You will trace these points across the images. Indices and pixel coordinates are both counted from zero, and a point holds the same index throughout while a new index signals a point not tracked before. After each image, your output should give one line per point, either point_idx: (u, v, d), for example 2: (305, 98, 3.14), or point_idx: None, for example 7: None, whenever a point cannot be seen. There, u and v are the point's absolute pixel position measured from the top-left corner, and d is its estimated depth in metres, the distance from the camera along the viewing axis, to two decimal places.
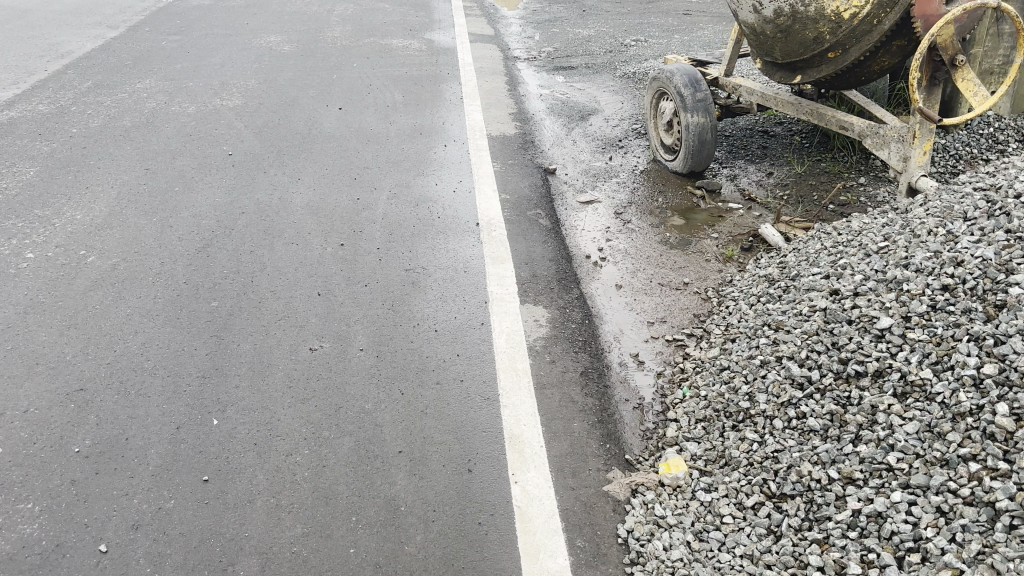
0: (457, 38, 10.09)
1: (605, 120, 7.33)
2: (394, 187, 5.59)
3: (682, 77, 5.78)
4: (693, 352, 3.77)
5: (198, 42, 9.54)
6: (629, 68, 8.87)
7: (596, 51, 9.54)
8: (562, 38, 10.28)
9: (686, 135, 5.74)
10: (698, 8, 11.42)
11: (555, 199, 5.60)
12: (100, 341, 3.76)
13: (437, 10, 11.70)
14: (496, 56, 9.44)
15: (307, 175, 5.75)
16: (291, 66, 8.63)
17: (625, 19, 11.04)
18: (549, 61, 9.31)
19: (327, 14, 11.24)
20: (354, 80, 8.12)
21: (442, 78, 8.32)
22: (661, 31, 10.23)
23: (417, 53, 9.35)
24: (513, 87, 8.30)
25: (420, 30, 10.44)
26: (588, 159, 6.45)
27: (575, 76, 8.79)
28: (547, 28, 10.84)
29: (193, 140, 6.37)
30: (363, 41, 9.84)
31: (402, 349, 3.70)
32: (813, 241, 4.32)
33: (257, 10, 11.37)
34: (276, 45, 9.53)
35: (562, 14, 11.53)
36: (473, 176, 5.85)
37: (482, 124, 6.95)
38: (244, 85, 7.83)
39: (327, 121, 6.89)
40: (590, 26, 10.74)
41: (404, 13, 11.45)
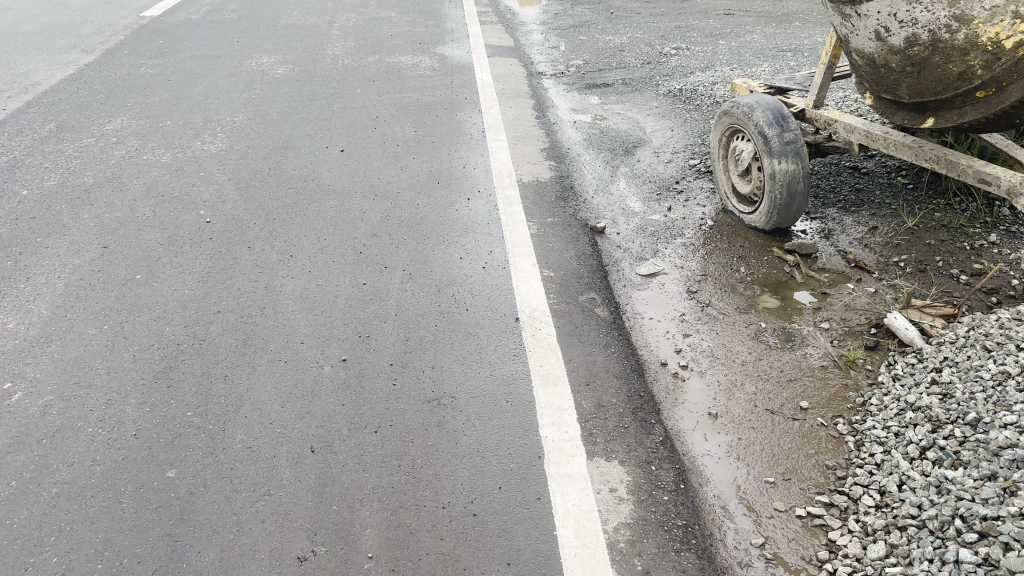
0: (472, 52, 8.97)
1: (654, 155, 6.22)
2: (410, 264, 4.51)
3: (766, 111, 4.66)
4: (842, 545, 2.68)
5: (182, 68, 8.47)
6: (673, 85, 7.74)
7: (633, 64, 8.41)
8: (591, 47, 9.14)
9: (772, 185, 4.63)
10: (740, 7, 10.24)
11: (610, 271, 4.50)
12: (7, 550, 2.69)
13: (448, 18, 10.57)
14: (517, 73, 8.32)
15: (301, 249, 4.67)
16: (286, 95, 7.55)
17: (659, 22, 9.89)
18: (580, 77, 8.19)
19: (327, 27, 10.14)
20: (357, 112, 7.04)
21: (459, 104, 7.22)
22: (703, 37, 9.08)
23: (427, 72, 8.24)
24: (541, 112, 7.20)
25: (431, 43, 9.33)
26: (641, 209, 5.35)
27: (611, 95, 7.67)
28: (573, 36, 9.71)
29: (165, 201, 5.31)
30: (367, 59, 8.75)
31: (429, 556, 2.62)
32: (984, 358, 3.27)
33: (249, 25, 10.29)
34: (268, 67, 8.45)
35: (588, 19, 10.39)
36: (507, 244, 4.75)
37: (510, 168, 5.86)
38: (229, 123, 6.75)
39: (326, 170, 5.81)
40: (621, 32, 9.60)
41: (413, 24, 10.33)
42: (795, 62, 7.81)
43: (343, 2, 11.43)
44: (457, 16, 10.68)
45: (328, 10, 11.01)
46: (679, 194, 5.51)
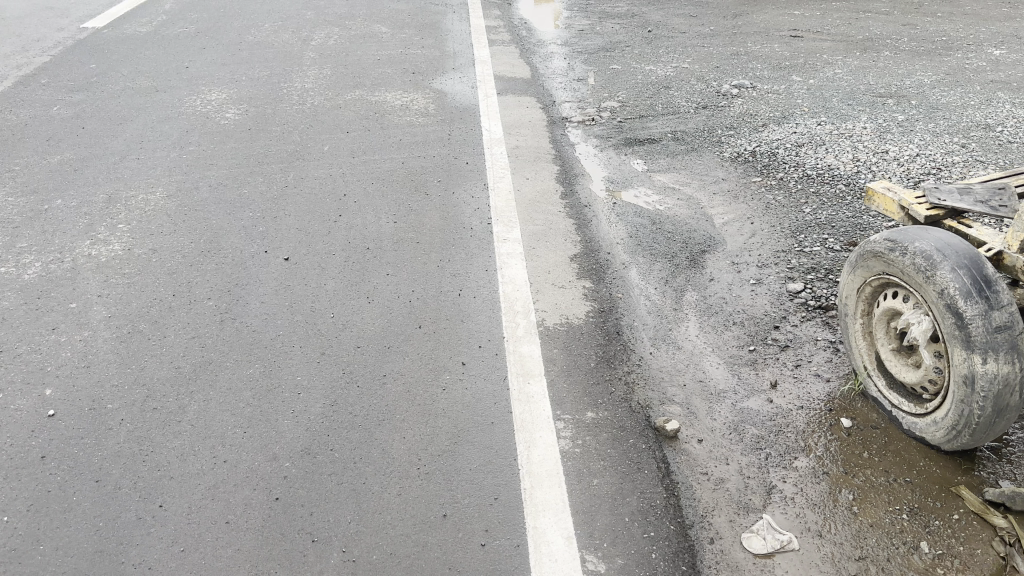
0: (477, 88, 7.11)
1: (732, 268, 4.37)
2: (358, 528, 2.66)
3: (962, 272, 2.79)
4: None
5: (107, 106, 6.65)
6: (743, 143, 5.87)
7: (686, 110, 6.55)
8: (628, 83, 7.28)
9: (969, 398, 2.79)
10: (809, 29, 8.38)
11: (699, 546, 2.65)
12: None
13: (451, 37, 8.71)
14: (534, 121, 6.47)
15: (180, 490, 2.85)
16: (228, 154, 5.69)
17: (711, 47, 8.02)
18: (617, 128, 6.33)
19: (300, 48, 8.29)
20: (318, 186, 5.20)
21: (456, 175, 5.38)
22: (769, 69, 7.21)
23: (417, 120, 6.39)
24: (567, 187, 5.35)
25: (427, 73, 7.47)
26: (729, 383, 3.49)
27: (661, 157, 5.81)
28: (604, 63, 7.84)
29: (0, 365, 3.50)
30: (345, 97, 6.91)
31: None
32: None
33: (207, 43, 8.46)
34: (215, 109, 6.60)
35: (621, 40, 8.53)
36: (522, 476, 2.89)
37: (527, 298, 4.02)
38: (141, 205, 4.93)
39: (255, 299, 3.97)
40: (665, 61, 7.73)
41: (408, 44, 8.47)
42: (902, 116, 5.94)
43: (326, 16, 9.59)
44: (461, 34, 8.81)
45: (304, 26, 9.15)
46: (782, 357, 3.65)
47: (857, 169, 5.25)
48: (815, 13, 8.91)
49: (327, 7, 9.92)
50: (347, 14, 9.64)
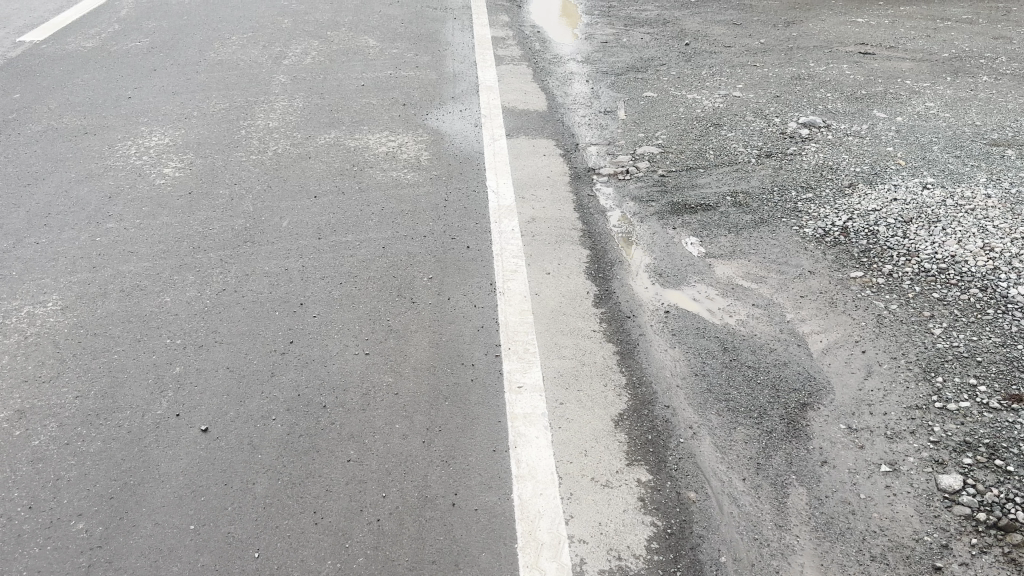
0: (482, 131, 5.78)
1: (847, 438, 3.03)
2: None
3: None
4: None
5: (18, 157, 5.36)
6: (828, 214, 4.53)
7: (746, 162, 5.21)
8: (667, 120, 5.94)
9: None
10: (881, 44, 7.06)
11: None
12: None
13: (452, 53, 7.40)
14: (552, 178, 5.12)
15: None
16: (156, 233, 4.39)
17: (765, 67, 6.69)
18: (661, 188, 5.00)
19: (270, 70, 6.99)
20: (267, 288, 3.88)
21: (454, 269, 4.05)
22: (842, 103, 5.86)
23: (405, 178, 5.07)
24: (602, 282, 4.02)
25: (421, 109, 6.16)
26: None
27: (721, 233, 4.47)
28: (636, 91, 6.51)
29: None
30: (317, 141, 5.59)
31: None
32: None
33: (159, 65, 7.16)
34: (152, 160, 5.30)
35: (655, 57, 7.21)
36: None
37: (554, 508, 2.69)
38: (22, 328, 3.63)
39: (149, 516, 2.67)
40: (710, 87, 6.40)
41: (399, 64, 7.16)
42: None
43: (304, 26, 8.27)
44: (463, 50, 7.49)
45: (277, 40, 7.83)
46: None
47: (993, 262, 3.90)
48: (884, 23, 7.58)
49: (307, 16, 8.62)
50: (330, 24, 8.32)
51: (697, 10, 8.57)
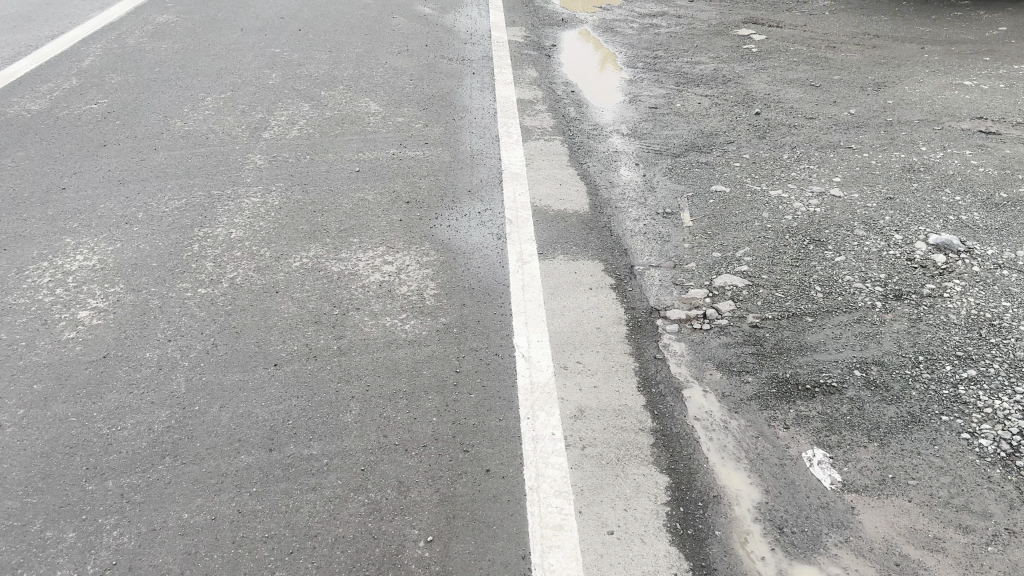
0: (507, 248, 4.43)
1: None
2: None
3: None
4: None
5: None
6: (1009, 411, 3.17)
7: (869, 307, 3.83)
8: (748, 229, 4.57)
9: None
10: (1006, 118, 5.65)
11: None
12: None
13: (469, 126, 6.12)
14: (604, 327, 3.75)
15: None
16: (42, 439, 3.09)
17: (863, 151, 5.33)
18: (757, 348, 3.62)
19: (245, 148, 5.71)
20: (180, 565, 2.55)
21: (469, 521, 2.68)
22: (979, 212, 4.48)
23: (402, 328, 3.73)
24: (694, 546, 2.63)
25: (429, 212, 4.83)
26: None
27: (858, 441, 3.09)
28: (703, 184, 5.16)
29: None
30: (291, 261, 4.28)
31: None
32: None
33: (111, 138, 5.88)
34: (69, 294, 4.01)
35: (720, 133, 5.87)
36: None
37: None
38: None
39: None
40: (798, 180, 5.04)
41: (404, 141, 5.86)
42: None
43: (295, 84, 7.02)
44: (483, 124, 6.18)
45: (260, 104, 6.55)
46: None
47: None
48: (1001, 87, 6.21)
49: (299, 70, 7.35)
50: (326, 82, 7.05)
51: (764, 65, 7.23)
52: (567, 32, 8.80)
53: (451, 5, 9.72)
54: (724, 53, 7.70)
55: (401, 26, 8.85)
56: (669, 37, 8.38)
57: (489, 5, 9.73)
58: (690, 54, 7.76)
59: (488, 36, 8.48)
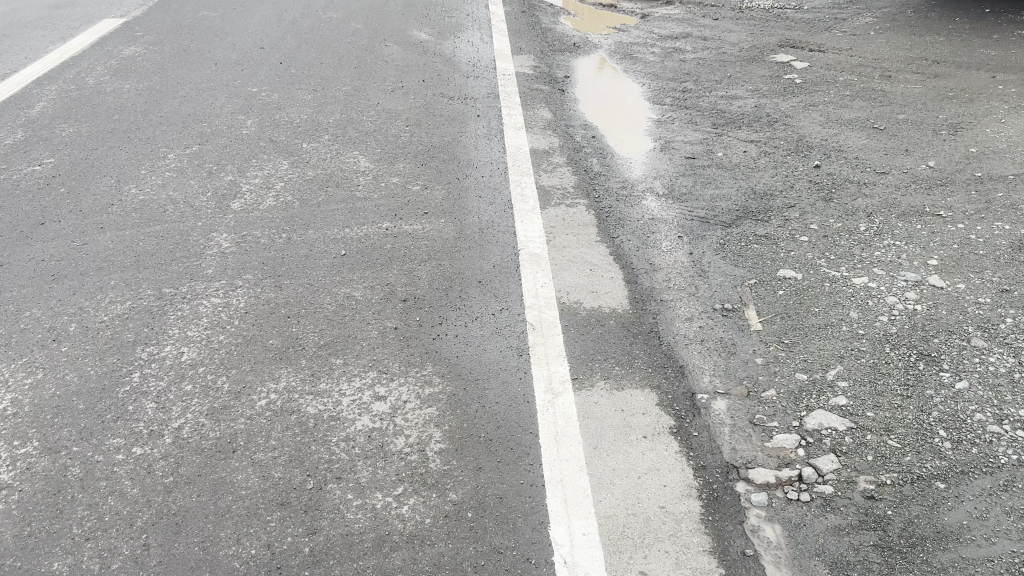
0: (533, 369, 3.49)
1: None
2: None
3: None
4: None
5: None
6: None
7: (1017, 468, 2.93)
8: (835, 337, 3.65)
9: None
10: None
11: None
12: None
13: (477, 188, 5.21)
14: (670, 504, 2.81)
15: None
16: None
17: (958, 223, 4.43)
18: (879, 536, 2.71)
19: (210, 224, 4.79)
20: None
21: None
22: None
23: (399, 508, 2.78)
24: None
25: (430, 315, 3.88)
26: None
27: None
28: (767, 265, 4.23)
29: None
30: (257, 394, 3.34)
31: None
32: None
33: (51, 211, 4.95)
34: None
35: (776, 193, 4.95)
36: None
37: None
38: None
39: None
40: (884, 263, 4.12)
41: (400, 210, 4.93)
42: None
43: (274, 135, 6.10)
44: (492, 186, 5.24)
45: (231, 161, 5.63)
46: None
47: None
48: None
49: (278, 116, 6.44)
50: (309, 131, 6.14)
51: (812, 101, 6.32)
52: (581, 59, 7.88)
53: (449, 29, 8.80)
54: (764, 84, 6.78)
55: (394, 57, 7.93)
56: (697, 64, 7.47)
57: (491, 28, 8.81)
58: (724, 86, 6.84)
59: (492, 68, 7.55)
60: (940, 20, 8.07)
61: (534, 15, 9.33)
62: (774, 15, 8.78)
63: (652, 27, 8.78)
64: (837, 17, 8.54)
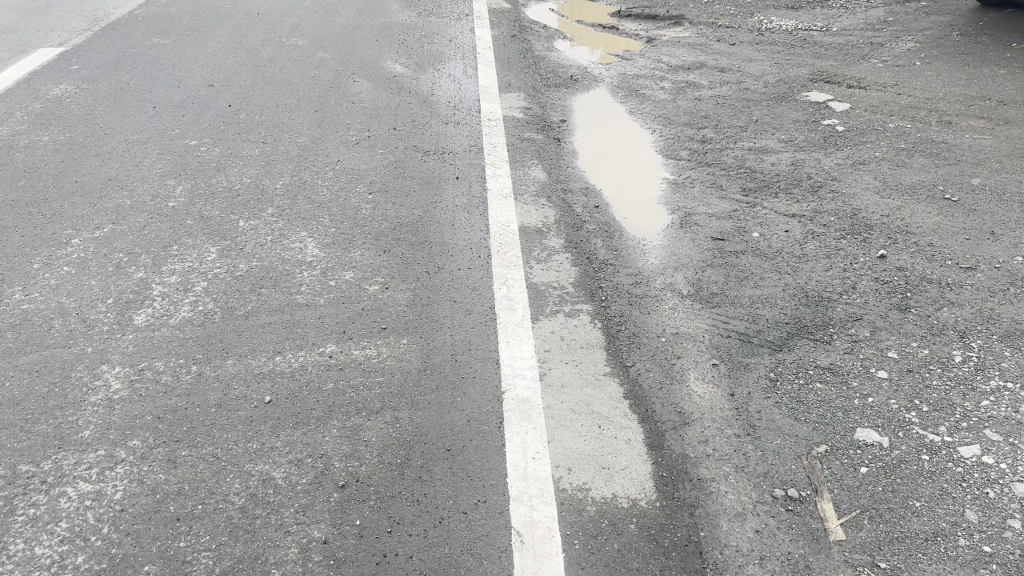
0: None
1: None
2: None
3: None
4: None
5: None
6: None
7: None
8: (953, 560, 2.55)
9: None
10: None
11: None
12: None
13: (451, 287, 4.12)
14: None
15: None
16: None
17: None
18: None
19: (102, 349, 3.71)
20: None
21: None
22: None
23: None
24: None
25: (376, 511, 2.77)
26: None
27: None
28: (838, 421, 3.14)
29: None
30: None
31: None
32: None
33: None
34: None
35: (834, 298, 3.86)
36: None
37: None
38: None
39: None
40: (999, 423, 3.04)
41: (349, 322, 3.84)
42: None
43: (206, 207, 5.01)
44: (471, 284, 4.14)
45: (147, 249, 4.54)
46: None
47: None
48: None
49: (216, 180, 5.36)
50: (251, 201, 5.06)
51: (861, 157, 5.23)
52: (579, 97, 6.79)
53: (428, 60, 7.71)
54: (799, 132, 5.70)
55: (362, 97, 6.84)
56: (716, 103, 6.38)
57: (477, 58, 7.72)
58: (751, 134, 5.75)
59: (476, 111, 6.46)
60: (994, 45, 7.00)
61: (525, 42, 8.26)
62: (799, 40, 7.71)
63: (661, 55, 7.70)
64: (872, 41, 7.46)
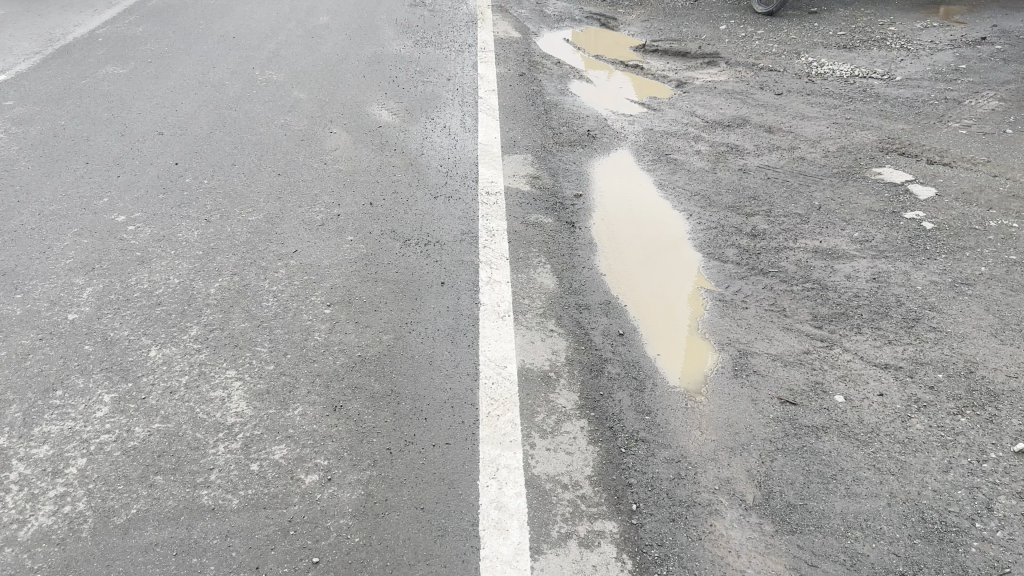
0: None
1: None
2: None
3: None
4: None
5: None
6: None
7: None
8: None
9: None
10: None
11: None
12: None
13: (420, 478, 2.95)
14: None
15: None
16: None
17: None
18: None
19: None
20: None
21: None
22: None
23: None
24: None
25: None
26: None
27: None
28: None
29: None
30: None
31: None
32: None
33: None
34: None
35: (964, 533, 2.70)
36: None
37: None
38: None
39: None
40: None
41: (268, 548, 2.68)
42: None
43: (114, 325, 3.87)
44: (447, 472, 2.98)
45: (21, 394, 3.41)
46: None
47: None
48: None
49: (136, 280, 4.22)
50: (173, 317, 3.92)
51: (962, 272, 4.06)
52: (599, 163, 5.61)
53: (421, 104, 6.56)
54: (875, 228, 4.52)
55: (336, 155, 5.68)
56: (765, 178, 5.21)
57: (477, 104, 6.56)
58: (815, 228, 4.58)
59: (472, 180, 5.30)
60: None
61: (534, 83, 7.10)
62: (858, 91, 6.53)
63: (694, 105, 6.53)
64: (947, 96, 6.28)
